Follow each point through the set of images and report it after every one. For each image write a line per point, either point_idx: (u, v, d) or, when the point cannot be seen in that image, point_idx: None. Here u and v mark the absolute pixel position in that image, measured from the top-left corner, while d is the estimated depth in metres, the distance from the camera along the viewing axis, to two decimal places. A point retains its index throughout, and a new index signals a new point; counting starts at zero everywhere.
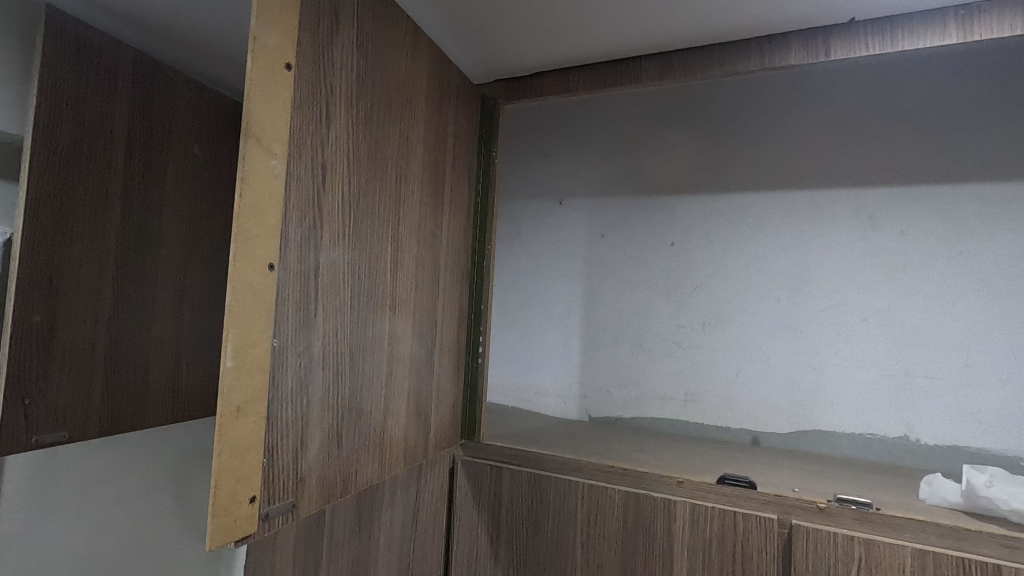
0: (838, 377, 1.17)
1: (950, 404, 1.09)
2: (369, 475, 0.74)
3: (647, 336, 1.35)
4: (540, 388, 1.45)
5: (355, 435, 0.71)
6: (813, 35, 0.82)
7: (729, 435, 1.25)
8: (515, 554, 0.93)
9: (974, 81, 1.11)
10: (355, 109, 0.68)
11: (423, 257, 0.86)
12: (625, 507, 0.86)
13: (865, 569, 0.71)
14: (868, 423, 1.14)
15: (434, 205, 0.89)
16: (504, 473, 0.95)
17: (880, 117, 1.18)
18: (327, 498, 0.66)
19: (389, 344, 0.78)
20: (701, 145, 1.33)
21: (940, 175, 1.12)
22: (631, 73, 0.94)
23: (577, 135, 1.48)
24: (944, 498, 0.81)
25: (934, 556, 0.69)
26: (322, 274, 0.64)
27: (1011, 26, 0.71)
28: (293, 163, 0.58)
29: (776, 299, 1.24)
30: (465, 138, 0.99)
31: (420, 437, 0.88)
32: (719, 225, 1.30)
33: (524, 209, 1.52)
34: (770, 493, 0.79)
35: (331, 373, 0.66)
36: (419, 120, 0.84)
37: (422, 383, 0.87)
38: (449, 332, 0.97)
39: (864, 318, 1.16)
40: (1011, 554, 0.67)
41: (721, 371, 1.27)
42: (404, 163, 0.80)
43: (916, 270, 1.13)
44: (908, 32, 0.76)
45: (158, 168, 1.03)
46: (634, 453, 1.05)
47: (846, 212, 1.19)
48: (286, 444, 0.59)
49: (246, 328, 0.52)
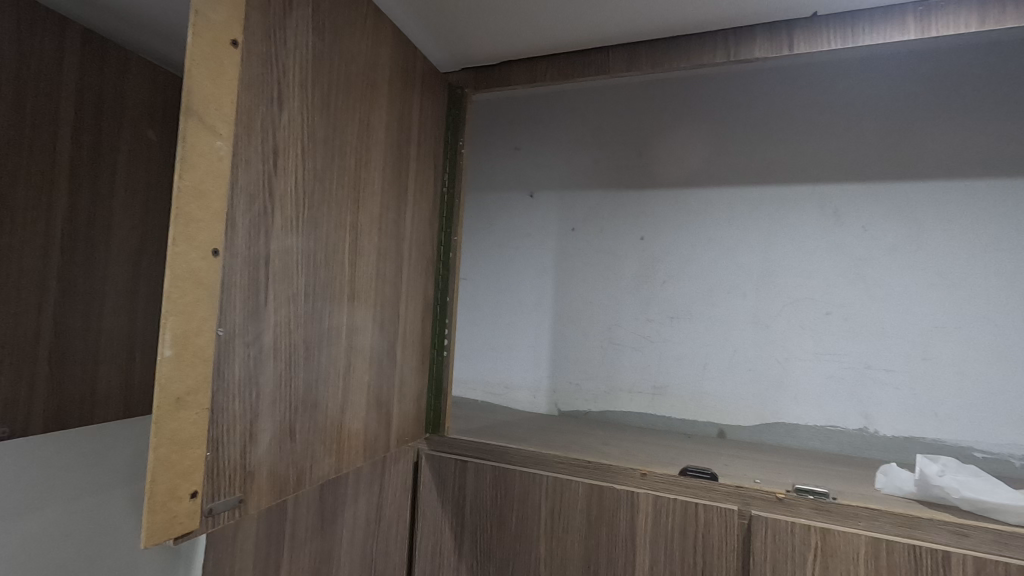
0: (802, 371, 1.19)
1: (908, 397, 1.11)
2: (326, 469, 0.72)
3: (617, 329, 1.35)
4: (510, 382, 1.45)
5: (310, 428, 0.69)
6: (777, 29, 0.82)
7: (696, 428, 1.26)
8: (479, 550, 0.92)
9: (936, 80, 1.13)
10: (309, 92, 0.66)
11: (385, 247, 0.84)
12: (589, 500, 0.86)
13: (821, 558, 0.72)
14: (830, 415, 1.16)
15: (397, 194, 0.87)
16: (469, 467, 0.94)
17: (846, 113, 1.19)
18: (279, 493, 0.64)
19: (348, 335, 0.76)
20: (691, 135, 1.31)
21: (902, 171, 1.14)
22: (599, 64, 0.93)
23: (548, 127, 1.46)
24: (900, 487, 0.82)
25: (887, 544, 0.70)
26: (273, 262, 0.62)
27: (966, 23, 0.72)
28: (240, 145, 0.56)
29: (742, 294, 1.25)
30: (430, 126, 0.97)
31: (381, 432, 0.86)
32: (688, 219, 1.30)
33: (495, 202, 1.51)
34: (732, 485, 0.80)
35: (283, 364, 0.64)
36: (381, 106, 0.82)
37: (383, 375, 0.85)
38: (414, 324, 0.95)
39: (827, 312, 1.18)
40: (960, 541, 0.68)
41: (688, 365, 1.28)
42: (365, 150, 0.78)
43: (878, 265, 1.15)
44: (869, 27, 0.77)
45: (109, 152, 0.99)
46: (600, 446, 1.05)
47: (811, 207, 1.20)
48: (232, 437, 0.57)
49: (187, 316, 0.50)
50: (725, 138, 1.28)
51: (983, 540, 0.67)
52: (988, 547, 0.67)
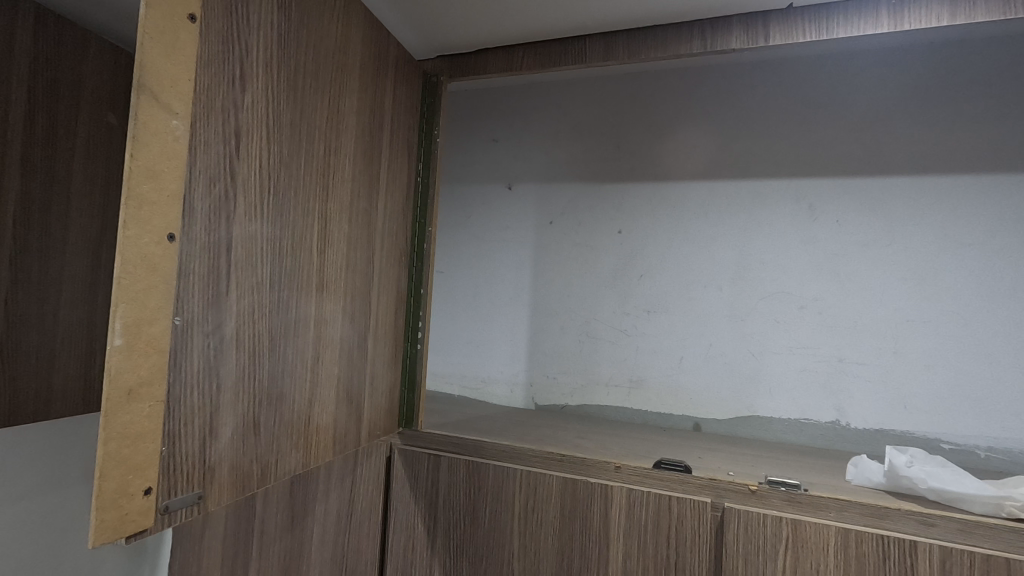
0: (776, 364, 1.20)
1: (878, 389, 1.13)
2: (292, 464, 0.70)
3: (594, 323, 1.35)
4: (487, 376, 1.43)
5: (276, 422, 0.67)
6: (753, 20, 0.82)
7: (671, 421, 1.26)
8: (452, 545, 0.91)
9: (908, 78, 1.15)
10: (274, 74, 0.64)
11: (356, 236, 0.82)
12: (563, 494, 0.85)
13: (792, 548, 0.72)
14: (803, 408, 1.17)
15: (369, 182, 0.85)
16: (443, 461, 0.92)
17: (822, 108, 1.20)
18: (242, 489, 0.62)
19: (316, 326, 0.74)
20: (717, 128, 1.27)
21: (874, 167, 1.16)
22: (576, 53, 0.92)
23: (527, 119, 1.45)
24: (870, 478, 0.84)
25: (855, 534, 0.70)
26: (235, 249, 0.59)
27: (938, 17, 0.72)
28: (198, 125, 0.53)
29: (718, 288, 1.25)
30: (404, 113, 0.95)
31: (352, 426, 0.84)
32: (666, 213, 1.30)
33: (473, 193, 1.49)
34: (705, 477, 0.80)
35: (246, 355, 0.61)
36: (352, 91, 0.79)
37: (354, 368, 0.84)
38: (386, 316, 0.93)
39: (801, 306, 1.19)
40: (926, 530, 0.69)
41: (664, 359, 1.28)
42: (334, 136, 0.76)
43: (851, 260, 1.16)
44: (844, 19, 0.77)
45: (66, 136, 0.94)
46: (575, 439, 1.04)
47: (786, 202, 1.21)
48: (190, 431, 0.54)
49: (139, 304, 0.47)
50: (704, 133, 1.28)
51: (949, 529, 0.68)
52: (953, 536, 0.68)
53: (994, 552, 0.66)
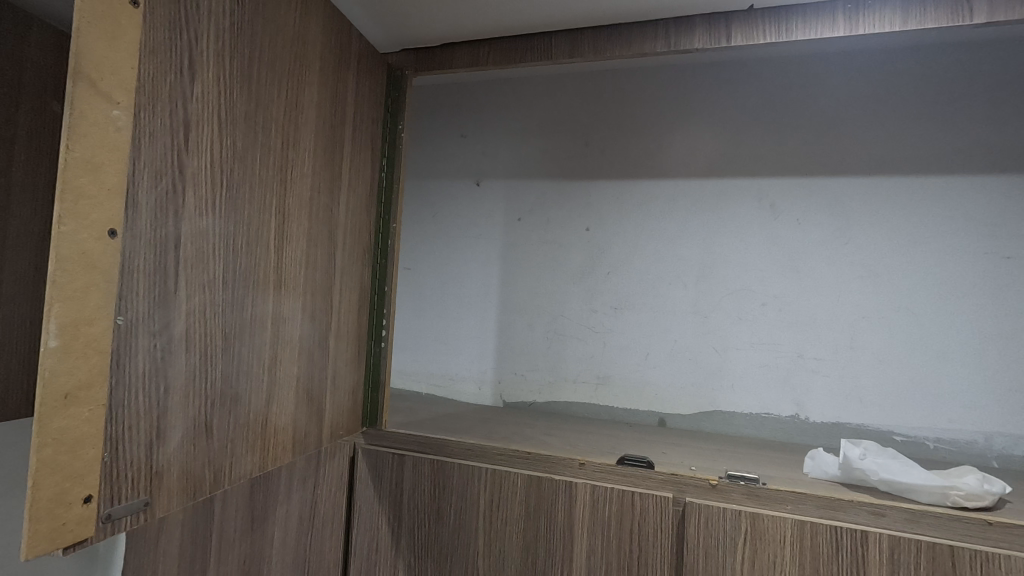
0: (739, 360, 1.22)
1: (836, 384, 1.16)
2: (247, 467, 0.68)
3: (562, 320, 1.35)
4: (455, 373, 1.43)
5: (230, 424, 0.65)
6: (715, 20, 0.83)
7: (637, 417, 1.27)
8: (417, 545, 0.90)
9: (866, 81, 1.18)
10: (227, 64, 0.61)
11: (316, 232, 0.80)
12: (527, 491, 0.85)
13: (750, 541, 0.74)
14: (764, 402, 1.20)
15: (330, 177, 0.83)
16: (407, 461, 0.91)
17: (784, 108, 1.22)
18: (192, 495, 0.59)
19: (273, 325, 0.72)
20: (709, 125, 1.27)
21: (833, 168, 1.19)
22: (542, 50, 0.91)
23: (496, 115, 1.44)
24: (826, 470, 0.86)
25: (811, 526, 0.72)
26: (184, 246, 0.57)
27: (891, 22, 0.74)
28: (142, 116, 0.51)
29: (683, 285, 1.27)
30: (367, 107, 0.93)
31: (312, 426, 0.82)
32: (633, 211, 1.31)
33: (441, 190, 1.48)
34: (667, 473, 0.81)
35: (196, 356, 0.59)
36: (312, 83, 0.77)
37: (314, 367, 0.82)
38: (349, 314, 0.91)
39: (763, 303, 1.21)
40: (878, 520, 0.71)
41: (631, 355, 1.29)
42: (292, 129, 0.74)
43: (811, 258, 1.19)
44: (802, 22, 0.78)
45: (4, 125, 0.89)
46: (541, 436, 1.04)
47: (748, 201, 1.24)
48: (136, 435, 0.52)
49: (78, 303, 0.45)
50: (692, 132, 1.28)
51: (898, 519, 0.71)
52: (902, 526, 0.70)
53: (940, 540, 0.68)
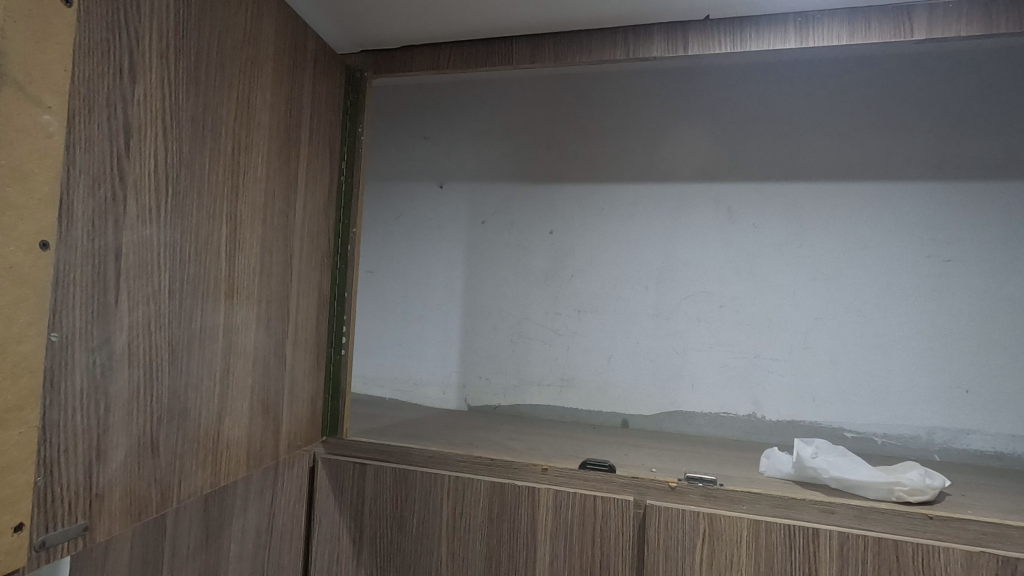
0: (698, 360, 1.25)
1: (791, 383, 1.20)
2: (198, 483, 0.66)
3: (526, 323, 1.35)
4: (420, 378, 1.41)
5: (178, 440, 0.62)
6: (673, 29, 0.84)
7: (601, 418, 1.29)
8: (378, 555, 0.88)
9: (818, 89, 1.22)
10: (171, 65, 0.59)
11: (271, 239, 0.78)
12: (491, 498, 0.84)
13: (708, 541, 0.75)
14: (723, 402, 1.23)
15: (285, 182, 0.80)
16: (368, 470, 0.89)
17: (740, 115, 1.25)
18: (137, 515, 0.57)
19: (225, 335, 0.70)
20: (666, 127, 1.29)
21: (787, 173, 1.22)
22: (503, 54, 0.91)
23: (458, 116, 1.43)
24: (780, 469, 0.89)
25: (766, 525, 0.74)
26: (126, 256, 0.54)
27: (838, 37, 0.77)
28: (77, 121, 0.49)
29: (644, 287, 1.29)
30: (325, 109, 0.90)
31: (268, 438, 0.80)
32: (595, 214, 1.32)
33: (404, 191, 1.46)
34: (628, 476, 0.82)
35: (140, 371, 0.57)
36: (265, 85, 0.75)
37: (270, 377, 0.79)
38: (307, 322, 0.88)
39: (721, 305, 1.24)
40: (828, 517, 0.74)
41: (594, 358, 1.31)
42: (244, 133, 0.71)
43: (767, 261, 1.22)
44: (755, 33, 0.80)
45: None
46: (505, 440, 1.04)
47: (707, 205, 1.26)
48: (74, 456, 0.50)
49: (6, 319, 0.43)
50: (648, 136, 1.30)
51: (847, 515, 0.73)
52: (851, 522, 0.73)
53: (885, 535, 0.71)
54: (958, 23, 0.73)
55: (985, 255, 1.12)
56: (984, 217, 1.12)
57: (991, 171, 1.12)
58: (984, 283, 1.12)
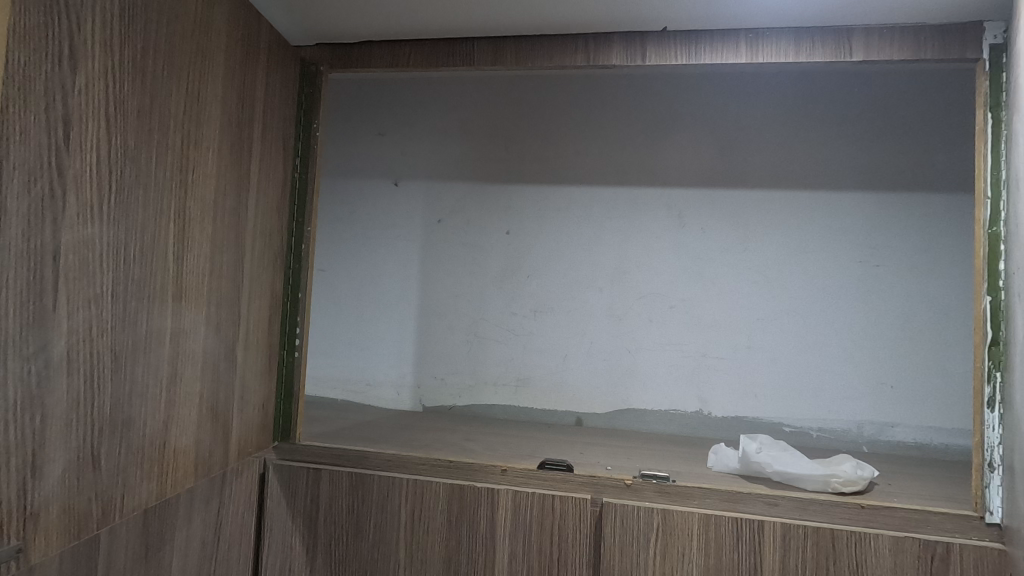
0: (650, 360, 1.29)
1: (735, 381, 1.26)
2: (143, 496, 0.63)
3: (482, 323, 1.35)
4: (373, 379, 1.39)
5: (120, 452, 0.59)
6: (632, 39, 0.86)
7: (555, 417, 1.31)
8: (333, 562, 0.86)
9: (763, 101, 1.28)
10: (116, 54, 0.55)
11: (221, 238, 0.74)
12: (449, 500, 0.84)
13: (662, 536, 0.78)
14: (672, 399, 1.28)
15: (237, 178, 0.77)
16: (323, 475, 0.87)
17: (691, 123, 1.30)
18: (76, 533, 0.54)
19: (172, 339, 0.66)
20: (620, 132, 1.32)
21: (734, 181, 1.28)
22: (464, 55, 0.90)
23: (414, 114, 1.41)
24: (727, 464, 0.93)
25: (715, 519, 0.77)
26: (65, 257, 0.51)
27: (786, 54, 0.81)
28: (12, 112, 0.45)
29: (599, 288, 1.32)
30: (279, 103, 0.87)
31: (217, 445, 0.76)
32: (551, 216, 1.34)
33: (357, 188, 1.43)
34: (586, 475, 0.84)
35: (80, 378, 0.53)
36: (215, 77, 0.71)
37: (219, 383, 0.76)
38: (258, 324, 0.85)
39: (671, 306, 1.29)
40: (772, 509, 0.78)
41: (550, 357, 1.32)
42: (194, 127, 0.68)
43: (714, 263, 1.28)
44: (709, 47, 0.83)
45: None
46: (462, 441, 1.04)
47: (659, 210, 1.30)
48: (7, 473, 0.46)
49: None
50: (602, 141, 1.33)
51: (789, 507, 0.78)
52: (792, 513, 0.77)
53: (823, 525, 0.76)
54: (891, 47, 0.79)
55: (908, 261, 1.21)
56: (909, 227, 1.21)
57: (915, 184, 1.21)
58: (907, 287, 1.21)
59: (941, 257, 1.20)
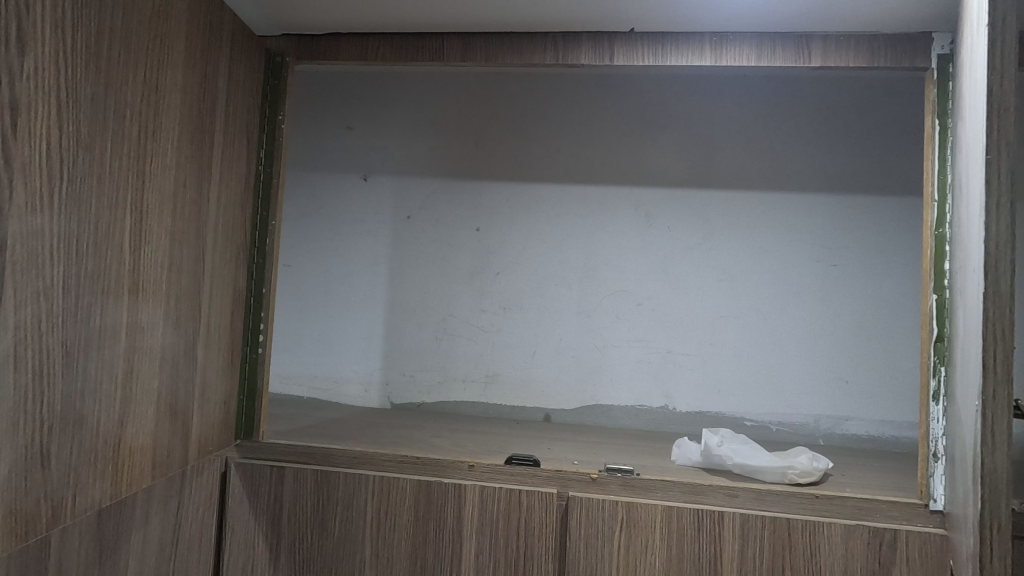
0: (617, 356, 1.31)
1: (699, 377, 1.29)
2: (96, 496, 0.61)
3: (451, 320, 1.35)
4: (340, 376, 1.37)
5: (72, 451, 0.57)
6: (600, 39, 0.87)
7: (524, 413, 1.32)
8: (297, 561, 0.85)
9: (728, 104, 1.31)
10: (67, 38, 0.53)
11: (181, 231, 0.72)
12: (416, 496, 0.84)
13: (627, 528, 0.80)
14: (638, 395, 1.30)
15: (198, 170, 0.75)
16: (287, 473, 0.86)
17: (659, 124, 1.32)
18: (24, 535, 0.52)
19: (128, 335, 0.64)
20: (589, 130, 1.33)
21: (699, 181, 1.30)
22: (434, 50, 0.90)
23: (383, 109, 1.40)
24: (690, 457, 0.95)
25: (677, 511, 0.79)
26: (11, 248, 0.49)
27: (748, 58, 0.84)
28: None
29: (568, 286, 1.33)
30: (242, 93, 0.85)
31: (175, 444, 0.75)
32: (521, 213, 1.35)
33: (325, 183, 1.41)
34: (552, 469, 0.84)
35: (28, 374, 0.51)
36: (175, 65, 0.69)
37: (178, 379, 0.74)
38: (220, 320, 0.83)
39: (638, 303, 1.31)
40: (732, 501, 0.80)
41: (519, 354, 1.33)
42: (151, 117, 0.66)
43: (680, 262, 1.30)
44: (675, 49, 0.85)
45: None
46: (430, 438, 1.04)
47: (627, 209, 1.32)
48: None
49: None
50: (572, 139, 1.34)
51: (748, 498, 0.80)
52: (750, 503, 0.80)
53: (779, 515, 0.78)
54: (847, 54, 0.82)
55: (863, 261, 1.26)
56: (863, 228, 1.26)
57: (870, 187, 1.26)
58: (861, 287, 1.26)
59: (893, 258, 1.25)
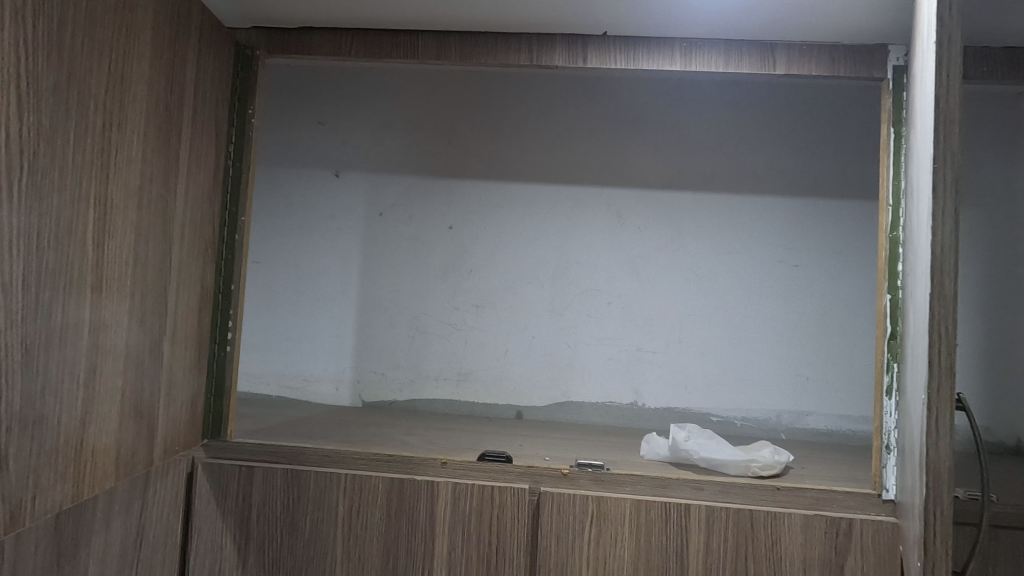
0: (588, 354, 1.33)
1: (667, 374, 1.32)
2: (56, 498, 0.59)
3: (424, 318, 1.35)
4: (311, 374, 1.36)
5: (31, 453, 0.55)
6: (573, 42, 0.88)
7: (496, 410, 1.33)
8: (266, 561, 0.84)
9: (697, 107, 1.34)
10: (28, 27, 0.52)
11: (147, 225, 0.71)
12: (388, 493, 0.84)
13: (596, 521, 0.81)
14: (608, 392, 1.32)
15: (164, 163, 0.73)
16: (256, 473, 0.85)
17: (630, 125, 1.34)
18: None
19: (91, 332, 0.62)
20: (561, 130, 1.35)
21: (669, 182, 1.33)
22: (408, 47, 0.90)
23: (356, 105, 1.39)
24: (658, 452, 0.97)
25: (646, 504, 0.81)
26: None
27: (716, 64, 0.86)
28: None
29: (540, 284, 1.34)
30: (211, 86, 0.83)
31: (140, 444, 0.73)
32: (495, 212, 1.35)
33: (296, 179, 1.39)
34: (524, 466, 0.85)
35: None
36: (142, 56, 0.68)
37: (143, 378, 0.72)
38: (187, 317, 0.81)
39: (609, 302, 1.33)
40: (697, 494, 0.83)
41: (491, 352, 1.34)
42: (116, 109, 0.64)
43: (650, 261, 1.33)
44: (647, 53, 0.87)
45: None
46: (402, 436, 1.04)
47: (598, 208, 1.34)
48: None
49: None
50: (545, 138, 1.35)
51: (713, 490, 0.83)
52: (715, 496, 0.83)
53: (743, 507, 0.81)
54: (809, 63, 0.85)
55: (823, 262, 1.31)
56: (824, 230, 1.31)
57: (831, 190, 1.31)
58: (822, 286, 1.30)
59: (851, 259, 1.30)
